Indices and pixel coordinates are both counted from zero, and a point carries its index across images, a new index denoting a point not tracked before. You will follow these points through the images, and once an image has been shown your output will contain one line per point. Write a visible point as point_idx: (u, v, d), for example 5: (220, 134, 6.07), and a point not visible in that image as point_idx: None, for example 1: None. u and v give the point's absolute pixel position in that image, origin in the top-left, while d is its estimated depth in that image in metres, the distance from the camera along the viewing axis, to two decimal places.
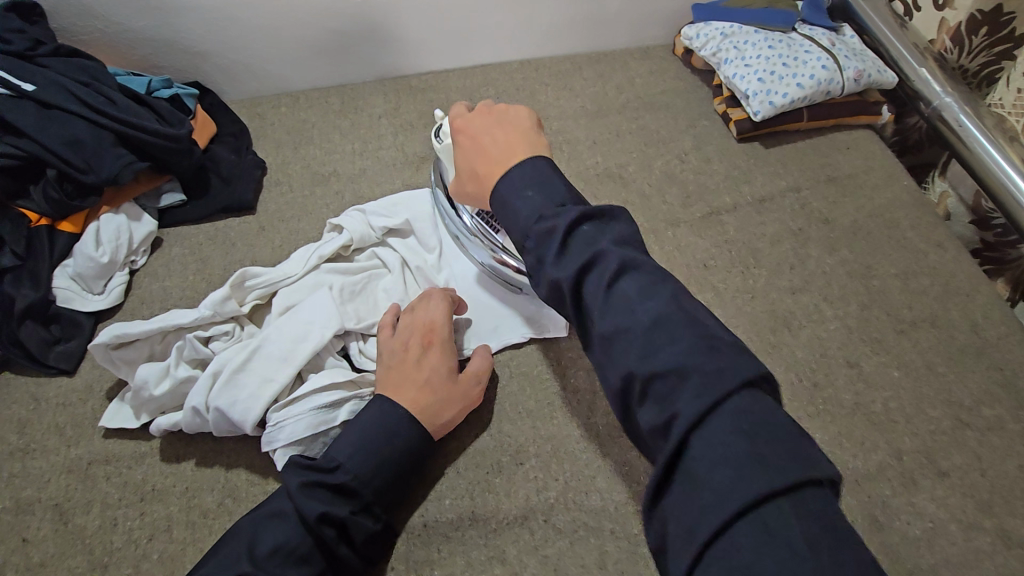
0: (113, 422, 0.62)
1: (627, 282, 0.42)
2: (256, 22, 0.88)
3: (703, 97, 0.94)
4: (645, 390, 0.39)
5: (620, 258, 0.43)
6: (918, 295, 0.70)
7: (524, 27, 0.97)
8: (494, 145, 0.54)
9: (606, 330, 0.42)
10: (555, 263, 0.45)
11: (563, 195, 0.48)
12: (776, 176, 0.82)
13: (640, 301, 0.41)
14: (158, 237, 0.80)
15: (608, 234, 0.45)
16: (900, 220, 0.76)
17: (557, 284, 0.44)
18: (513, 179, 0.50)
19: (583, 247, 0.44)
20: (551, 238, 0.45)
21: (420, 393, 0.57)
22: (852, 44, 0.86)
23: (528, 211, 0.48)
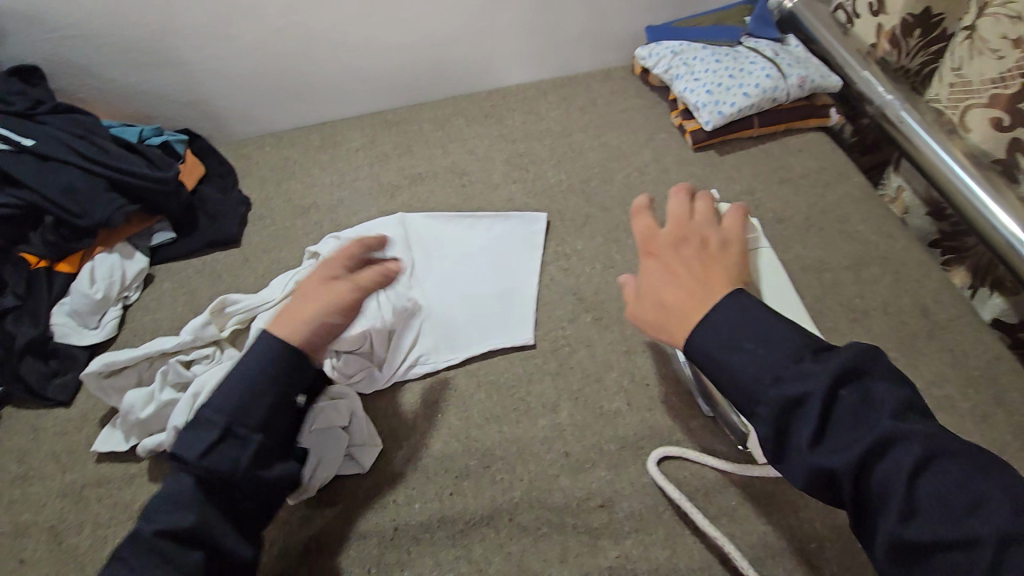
0: (104, 446, 0.66)
1: (932, 474, 0.35)
2: (239, 72, 0.95)
3: (661, 112, 0.98)
4: (925, 571, 0.34)
5: (923, 439, 0.35)
6: (870, 285, 0.71)
7: (489, 60, 1.04)
8: (694, 279, 0.47)
9: (917, 539, 0.34)
10: (815, 447, 0.37)
11: (792, 342, 0.40)
12: (731, 181, 0.85)
13: (962, 493, 0.34)
14: (150, 273, 0.86)
15: (878, 403, 0.37)
16: (851, 214, 0.79)
17: (826, 472, 0.36)
18: (714, 326, 0.43)
19: (854, 423, 0.37)
20: (804, 408, 0.37)
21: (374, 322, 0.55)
22: (796, 53, 0.91)
23: (763, 370, 0.39)
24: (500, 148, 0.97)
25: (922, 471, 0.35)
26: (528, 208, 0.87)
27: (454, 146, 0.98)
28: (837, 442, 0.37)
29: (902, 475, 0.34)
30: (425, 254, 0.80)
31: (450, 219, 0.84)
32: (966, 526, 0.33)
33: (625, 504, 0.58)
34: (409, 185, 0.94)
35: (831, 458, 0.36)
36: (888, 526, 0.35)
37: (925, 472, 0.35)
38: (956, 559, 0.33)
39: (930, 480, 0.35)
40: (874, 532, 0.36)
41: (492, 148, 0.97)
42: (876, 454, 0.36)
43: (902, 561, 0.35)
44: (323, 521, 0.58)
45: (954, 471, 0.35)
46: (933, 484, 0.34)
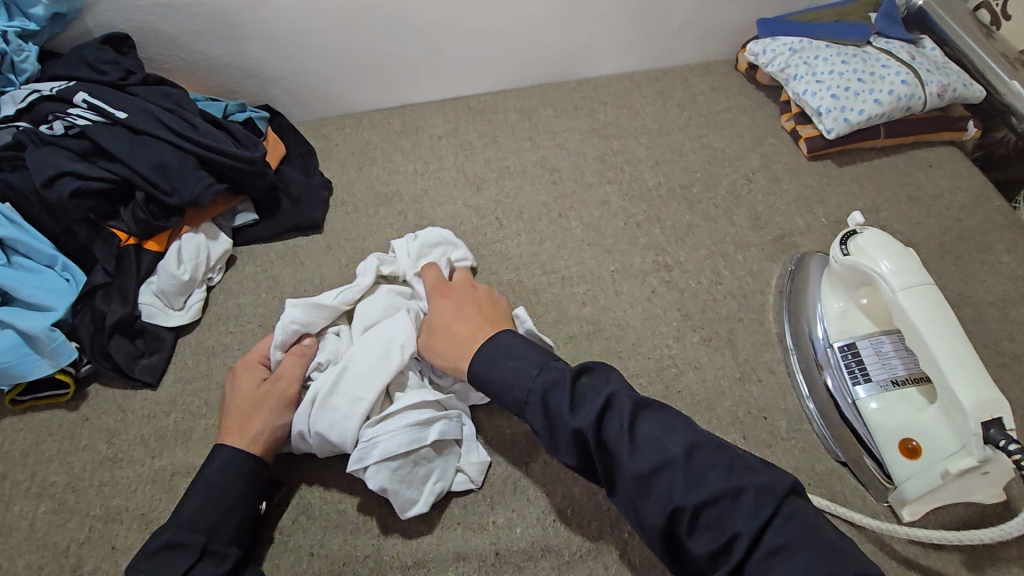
0: None
1: (645, 424, 0.44)
2: (326, 48, 0.91)
3: (770, 114, 0.91)
4: (694, 520, 0.41)
5: (633, 400, 0.45)
6: (1019, 325, 0.64)
7: (582, 47, 0.97)
8: (461, 325, 0.60)
9: (641, 471, 0.42)
10: (573, 414, 0.46)
11: (539, 357, 0.52)
12: (852, 196, 0.79)
13: (667, 434, 0.44)
14: (233, 255, 0.84)
15: (611, 379, 0.48)
16: (993, 244, 0.71)
17: (576, 431, 0.45)
18: (488, 355, 0.54)
19: (594, 394, 0.47)
20: (556, 388, 0.49)
21: (444, 335, 0.60)
22: (933, 58, 0.83)
23: (512, 377, 0.52)
24: (592, 144, 0.91)
25: (639, 422, 0.45)
26: (625, 210, 0.82)
27: (543, 139, 0.93)
28: (585, 411, 0.46)
29: (619, 429, 0.44)
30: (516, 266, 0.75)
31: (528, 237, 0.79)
32: (713, 483, 0.41)
33: None
34: (496, 178, 0.89)
35: (575, 420, 0.46)
36: (624, 467, 0.43)
37: (642, 423, 0.45)
38: (717, 509, 0.41)
39: (647, 422, 0.44)
40: (617, 475, 0.44)
41: (583, 143, 0.91)
42: (603, 415, 0.45)
43: (638, 493, 0.43)
44: (424, 539, 0.57)
45: (665, 423, 0.45)
46: (615, 431, 0.44)
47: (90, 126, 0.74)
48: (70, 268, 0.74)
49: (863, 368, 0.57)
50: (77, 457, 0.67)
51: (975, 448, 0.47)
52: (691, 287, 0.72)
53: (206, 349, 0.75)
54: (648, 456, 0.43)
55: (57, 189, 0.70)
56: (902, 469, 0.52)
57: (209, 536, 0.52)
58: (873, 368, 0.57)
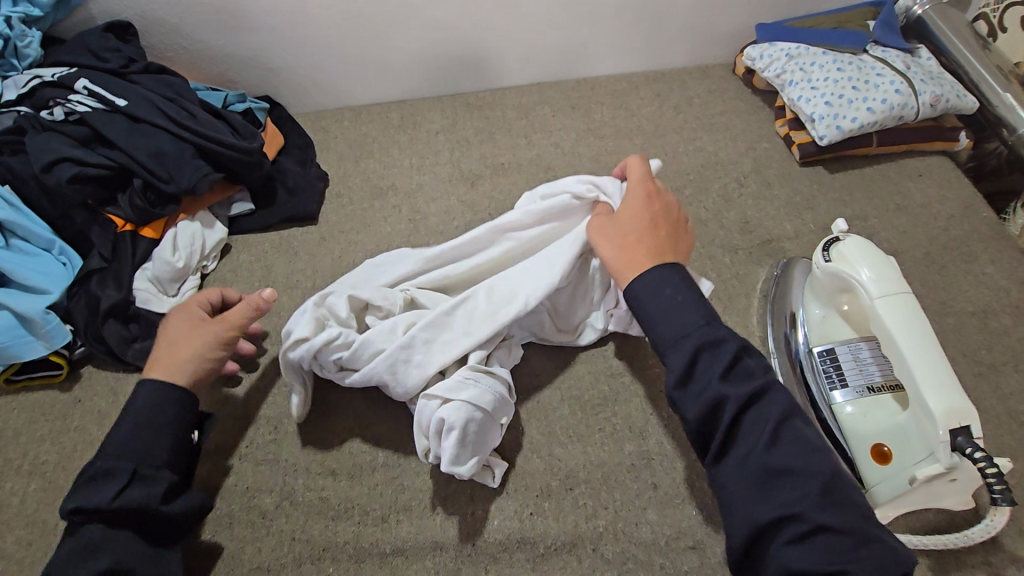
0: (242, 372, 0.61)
1: (790, 428, 0.46)
2: (327, 41, 0.92)
3: (765, 118, 0.92)
4: (802, 535, 0.42)
5: (788, 404, 0.46)
6: (998, 336, 0.65)
7: (582, 46, 0.98)
8: (641, 245, 0.54)
9: (773, 466, 0.44)
10: (722, 382, 0.46)
11: (701, 315, 0.48)
12: (842, 203, 0.79)
13: (807, 451, 0.45)
14: (228, 243, 0.85)
15: (722, 366, 0.47)
16: (977, 254, 0.72)
17: (719, 399, 0.45)
18: (653, 283, 0.51)
19: (706, 379, 0.46)
20: (684, 349, 0.47)
21: (622, 245, 0.55)
22: (928, 67, 0.83)
23: (662, 321, 0.49)
24: (587, 144, 0.92)
25: (786, 424, 0.46)
26: None
27: (539, 137, 0.94)
28: (697, 390, 0.47)
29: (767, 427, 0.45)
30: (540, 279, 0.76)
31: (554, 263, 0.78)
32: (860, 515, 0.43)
33: (714, 547, 0.56)
34: (491, 175, 0.90)
35: (723, 391, 0.46)
36: (759, 455, 0.44)
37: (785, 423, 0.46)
38: (831, 534, 0.42)
39: (794, 428, 0.45)
40: (735, 460, 0.45)
41: (578, 142, 0.92)
42: (752, 400, 0.46)
43: (762, 487, 0.44)
44: (402, 527, 0.58)
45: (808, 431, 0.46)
46: (758, 423, 0.45)
47: (90, 113, 0.75)
48: (67, 252, 0.75)
49: (841, 374, 0.58)
50: (68, 437, 0.68)
51: (943, 455, 0.48)
52: None
53: None
54: (789, 454, 0.44)
55: (56, 174, 0.71)
56: (875, 473, 0.53)
57: (141, 460, 0.53)
58: (850, 375, 0.58)
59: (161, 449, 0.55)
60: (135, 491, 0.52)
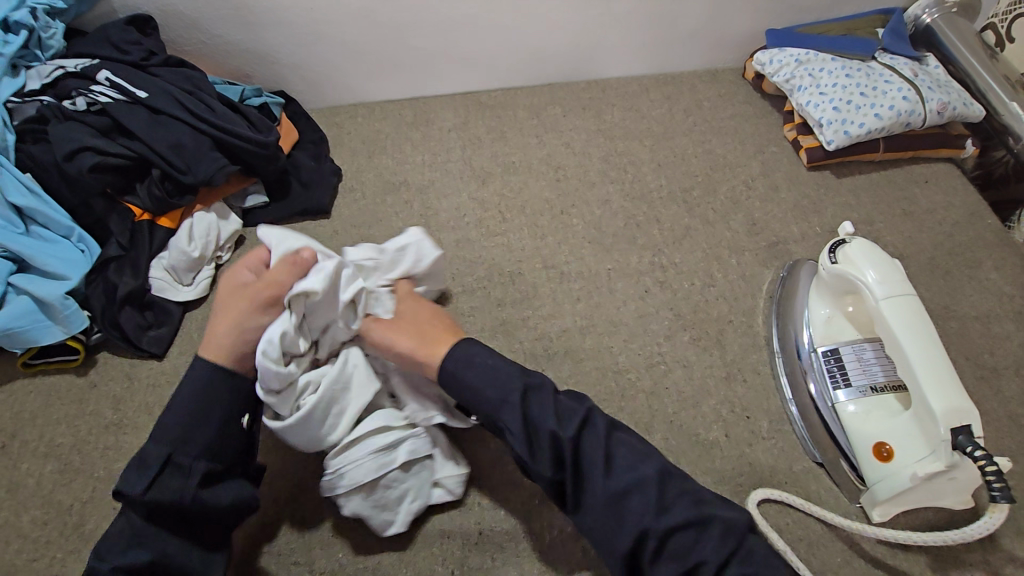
0: None
1: (618, 438, 0.51)
2: (343, 38, 0.93)
3: (773, 123, 0.93)
4: (659, 544, 0.47)
5: (606, 422, 0.51)
6: (1001, 341, 0.66)
7: (594, 48, 0.99)
8: (432, 328, 0.58)
9: (615, 488, 0.48)
10: (559, 423, 0.50)
11: (512, 369, 0.54)
12: (848, 208, 0.80)
13: (639, 458, 0.50)
14: (241, 235, 0.86)
15: (579, 402, 0.52)
16: (981, 260, 0.73)
17: (558, 438, 0.50)
18: (470, 369, 0.54)
19: (562, 417, 0.51)
20: (534, 394, 0.52)
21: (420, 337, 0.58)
22: (936, 75, 0.84)
23: (485, 384, 0.53)
24: (598, 144, 0.93)
25: (614, 442, 0.51)
26: (625, 210, 0.84)
27: (550, 137, 0.95)
28: (537, 436, 0.51)
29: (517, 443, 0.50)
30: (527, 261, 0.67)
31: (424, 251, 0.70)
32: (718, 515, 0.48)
33: None
34: (502, 173, 0.91)
35: (561, 432, 0.50)
36: (599, 484, 0.49)
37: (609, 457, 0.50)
38: (691, 535, 0.47)
39: (620, 440, 0.51)
40: (589, 496, 0.49)
41: (589, 143, 0.93)
42: (582, 429, 0.51)
43: (608, 516, 0.48)
44: (410, 515, 0.59)
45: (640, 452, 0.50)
46: (593, 449, 0.50)
47: (112, 104, 0.77)
48: (85, 239, 0.76)
49: (844, 373, 0.59)
50: (83, 421, 0.70)
51: (943, 453, 0.49)
52: (685, 288, 0.73)
53: None
54: (620, 481, 0.49)
55: (78, 162, 0.73)
56: (875, 471, 0.54)
57: (178, 447, 0.52)
58: (854, 375, 0.59)
59: (201, 438, 0.53)
60: (166, 481, 0.51)
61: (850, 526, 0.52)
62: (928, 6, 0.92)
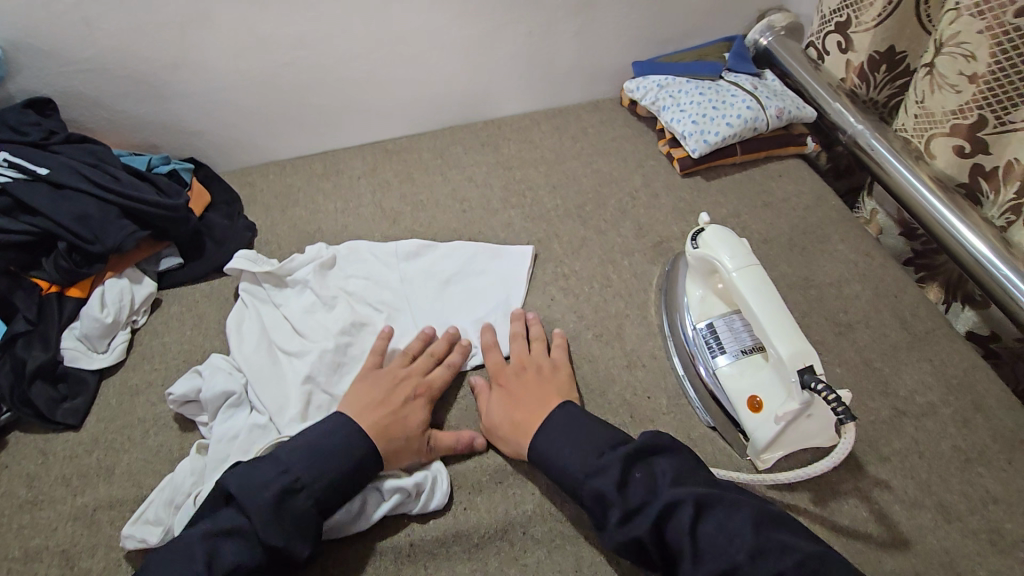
0: (185, 383, 0.71)
1: (708, 522, 0.51)
2: (247, 102, 0.99)
3: (650, 140, 1.04)
4: None
5: (693, 501, 0.51)
6: (852, 300, 0.76)
7: (486, 91, 1.08)
8: (372, 400, 0.65)
9: (710, 569, 0.49)
10: (625, 524, 0.53)
11: (607, 438, 0.59)
12: (718, 204, 0.91)
13: (730, 539, 0.50)
14: (158, 297, 0.88)
15: (662, 477, 0.55)
16: (830, 236, 0.84)
17: (636, 538, 0.52)
18: (558, 423, 0.61)
19: (651, 499, 0.53)
20: (608, 493, 0.54)
21: (388, 420, 0.63)
22: (773, 87, 0.98)
23: (582, 443, 0.59)
24: (498, 176, 1.01)
25: (703, 514, 0.51)
26: (527, 230, 0.91)
27: (453, 174, 1.02)
28: (620, 524, 0.53)
29: (684, 519, 0.51)
30: (342, 291, 0.83)
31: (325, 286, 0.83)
32: None
33: None
34: (412, 211, 0.97)
35: (633, 529, 0.52)
36: (688, 570, 0.49)
37: (705, 518, 0.51)
38: None
39: (710, 522, 0.51)
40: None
41: (490, 175, 1.01)
42: (663, 518, 0.52)
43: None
44: (342, 539, 0.61)
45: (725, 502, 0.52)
46: (681, 533, 0.51)
47: (11, 183, 0.78)
48: None
49: (719, 342, 0.67)
50: None
51: (797, 393, 0.57)
52: (584, 293, 0.81)
53: (129, 388, 0.77)
54: (655, 530, 0.52)
55: None
56: (750, 424, 0.61)
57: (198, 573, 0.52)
58: (727, 343, 0.67)
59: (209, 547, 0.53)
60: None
61: (725, 479, 0.60)
62: (763, 31, 1.09)
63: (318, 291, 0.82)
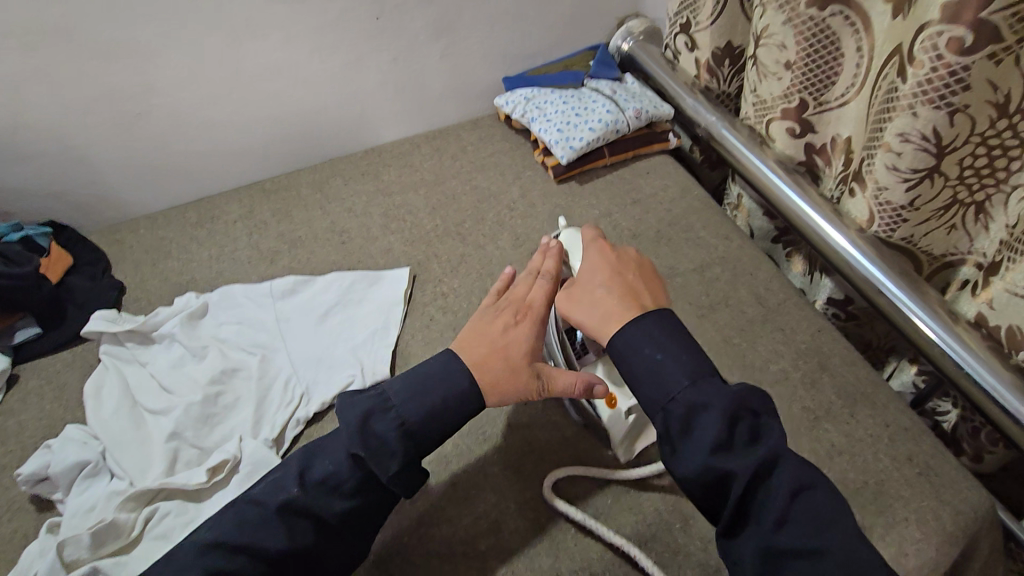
0: (32, 461, 0.66)
1: (805, 501, 0.47)
2: (101, 156, 0.94)
3: (526, 151, 1.06)
4: None
5: (799, 472, 0.48)
6: (713, 283, 0.79)
7: (361, 119, 1.08)
8: (489, 334, 0.60)
9: (794, 543, 0.45)
10: (714, 458, 0.47)
11: (690, 365, 0.52)
12: (590, 207, 0.93)
13: (825, 525, 0.46)
14: (15, 373, 0.82)
15: (767, 435, 0.50)
16: (693, 224, 0.88)
17: (729, 474, 0.47)
18: (639, 341, 0.55)
19: (743, 446, 0.48)
20: (697, 418, 0.50)
21: (495, 354, 0.59)
22: (632, 89, 1.02)
23: (667, 366, 0.53)
24: (378, 203, 1.00)
25: (801, 492, 0.47)
26: (407, 254, 0.91)
27: (333, 206, 1.01)
28: (700, 452, 0.48)
29: (782, 490, 0.47)
30: (212, 339, 0.79)
31: (194, 336, 0.79)
32: None
33: (508, 523, 0.60)
34: (290, 249, 0.95)
35: (726, 466, 0.47)
36: (766, 533, 0.46)
37: (799, 496, 0.47)
38: None
39: (805, 502, 0.47)
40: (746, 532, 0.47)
41: (370, 203, 1.00)
42: (761, 475, 0.47)
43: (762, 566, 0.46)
44: None
45: (824, 489, 0.48)
46: (777, 497, 0.47)
47: None
48: None
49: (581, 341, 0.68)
50: None
51: None
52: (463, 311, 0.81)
53: None
54: (747, 470, 0.47)
55: None
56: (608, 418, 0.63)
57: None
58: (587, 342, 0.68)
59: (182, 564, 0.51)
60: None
61: (560, 508, 0.59)
62: (624, 36, 1.13)
63: (185, 341, 0.78)
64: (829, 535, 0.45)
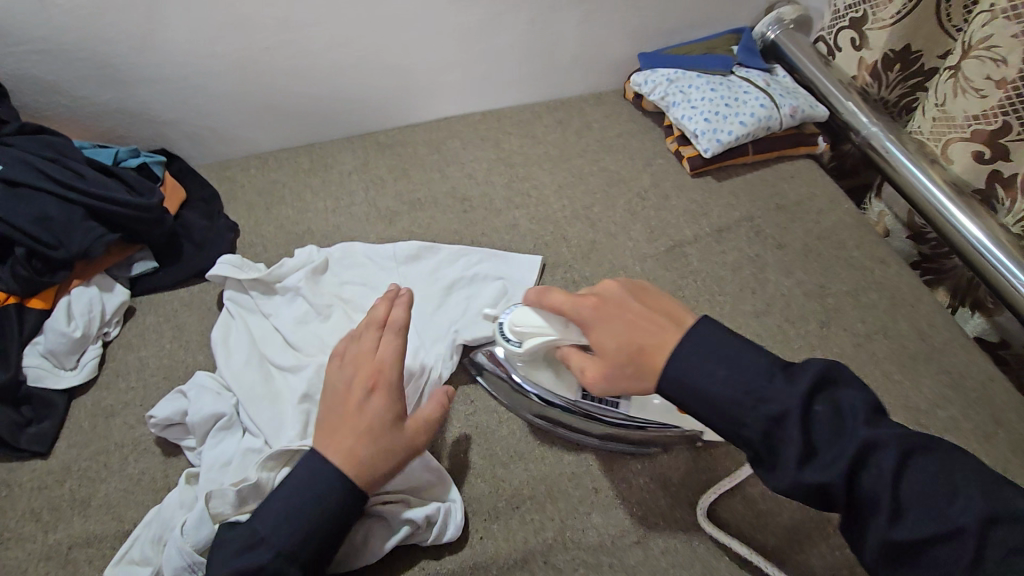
0: (167, 404, 0.65)
1: (914, 474, 0.41)
2: (224, 89, 0.90)
3: (657, 137, 1.00)
4: None
5: (900, 445, 0.41)
6: (869, 309, 0.74)
7: (484, 79, 1.02)
8: (342, 420, 0.55)
9: (917, 533, 0.39)
10: (801, 467, 0.42)
11: (764, 364, 0.45)
12: (730, 207, 0.88)
13: (949, 497, 0.40)
14: (132, 306, 0.80)
15: (851, 414, 0.43)
16: (845, 241, 0.82)
17: (823, 485, 0.41)
18: (683, 354, 0.47)
19: (836, 439, 0.42)
20: (783, 426, 0.43)
21: (359, 441, 0.53)
22: (784, 84, 0.95)
23: (733, 375, 0.45)
24: (499, 173, 0.95)
25: (908, 460, 0.41)
26: (533, 233, 0.87)
27: (451, 170, 0.96)
28: (812, 469, 0.41)
29: (889, 470, 0.40)
30: (332, 298, 0.76)
31: (314, 293, 0.76)
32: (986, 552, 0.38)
33: (656, 539, 0.58)
34: (408, 211, 0.91)
35: (820, 474, 0.41)
36: (884, 528, 0.40)
37: (909, 472, 0.41)
38: None
39: (914, 470, 0.41)
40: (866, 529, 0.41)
41: (490, 172, 0.96)
42: (861, 466, 0.41)
43: (891, 562, 0.41)
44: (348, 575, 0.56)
45: (942, 459, 0.41)
46: (881, 482, 0.41)
47: None
48: None
49: None
50: None
51: None
52: None
53: (103, 409, 0.70)
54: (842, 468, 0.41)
55: None
56: None
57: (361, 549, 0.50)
58: None
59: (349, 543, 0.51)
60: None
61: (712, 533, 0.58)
62: (771, 24, 1.05)
63: (308, 296, 0.75)
64: (954, 510, 0.39)
